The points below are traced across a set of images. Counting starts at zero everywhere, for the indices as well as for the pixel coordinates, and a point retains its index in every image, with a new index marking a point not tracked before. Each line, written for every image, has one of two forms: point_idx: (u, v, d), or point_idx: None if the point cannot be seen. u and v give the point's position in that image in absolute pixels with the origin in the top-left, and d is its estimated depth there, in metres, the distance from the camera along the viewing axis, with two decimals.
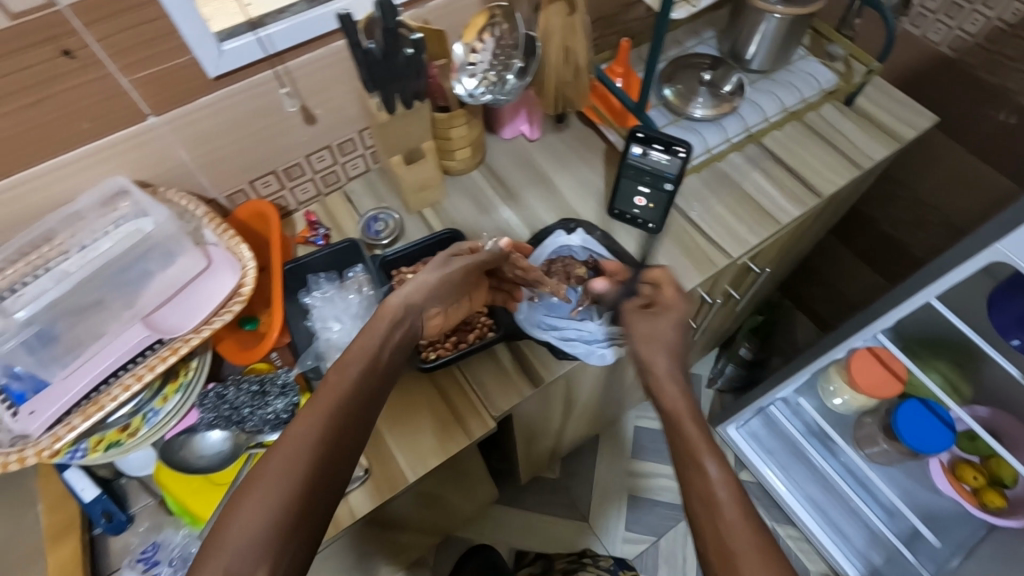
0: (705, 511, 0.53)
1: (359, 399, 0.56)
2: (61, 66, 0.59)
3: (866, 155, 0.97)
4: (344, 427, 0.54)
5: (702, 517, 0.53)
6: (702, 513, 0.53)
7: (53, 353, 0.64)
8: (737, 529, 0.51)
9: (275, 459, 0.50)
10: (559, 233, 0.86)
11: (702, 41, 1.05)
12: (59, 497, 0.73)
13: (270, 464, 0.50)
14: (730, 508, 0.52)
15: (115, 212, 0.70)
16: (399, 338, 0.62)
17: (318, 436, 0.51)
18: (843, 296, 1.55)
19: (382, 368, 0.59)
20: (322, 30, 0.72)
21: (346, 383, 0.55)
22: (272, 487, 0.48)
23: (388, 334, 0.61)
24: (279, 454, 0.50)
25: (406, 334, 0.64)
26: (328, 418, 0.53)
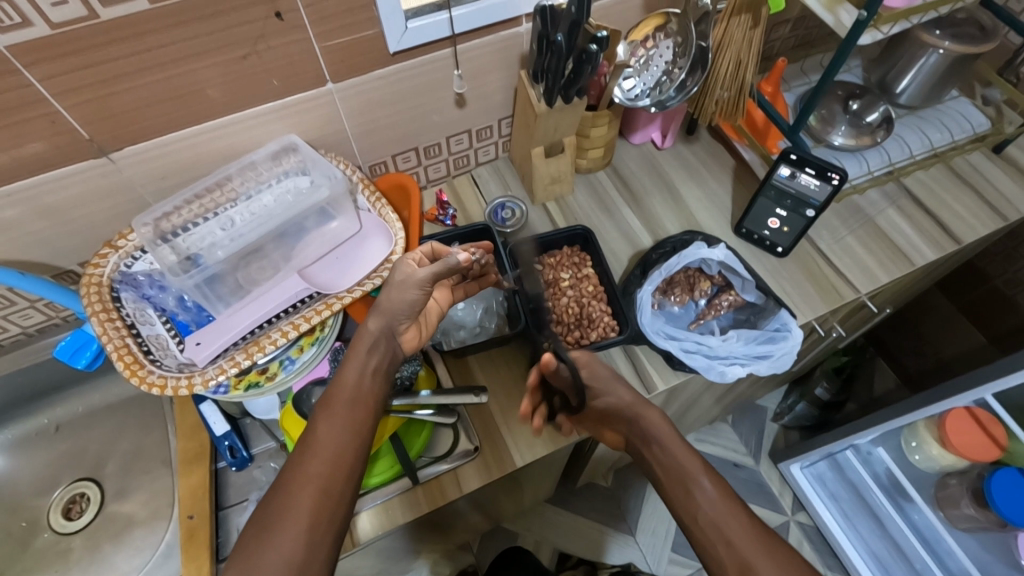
0: (728, 544, 0.59)
1: (351, 430, 0.58)
2: (271, 27, 0.63)
3: (1014, 207, 0.93)
4: (338, 461, 0.56)
5: (717, 545, 0.60)
6: (723, 548, 0.60)
7: (221, 292, 0.70)
8: (751, 552, 0.58)
9: (288, 509, 0.53)
10: (702, 247, 0.81)
11: (849, 69, 1.02)
12: (192, 427, 0.78)
13: (280, 514, 0.52)
14: (744, 532, 0.59)
15: (282, 167, 0.75)
16: (377, 363, 0.63)
17: (318, 468, 0.55)
18: (937, 351, 1.47)
19: (369, 393, 0.61)
20: (499, 16, 0.73)
21: (331, 419, 0.58)
22: (283, 536, 0.52)
23: (367, 361, 0.62)
24: (288, 500, 0.53)
25: (388, 354, 0.65)
26: (346, 443, 0.57)
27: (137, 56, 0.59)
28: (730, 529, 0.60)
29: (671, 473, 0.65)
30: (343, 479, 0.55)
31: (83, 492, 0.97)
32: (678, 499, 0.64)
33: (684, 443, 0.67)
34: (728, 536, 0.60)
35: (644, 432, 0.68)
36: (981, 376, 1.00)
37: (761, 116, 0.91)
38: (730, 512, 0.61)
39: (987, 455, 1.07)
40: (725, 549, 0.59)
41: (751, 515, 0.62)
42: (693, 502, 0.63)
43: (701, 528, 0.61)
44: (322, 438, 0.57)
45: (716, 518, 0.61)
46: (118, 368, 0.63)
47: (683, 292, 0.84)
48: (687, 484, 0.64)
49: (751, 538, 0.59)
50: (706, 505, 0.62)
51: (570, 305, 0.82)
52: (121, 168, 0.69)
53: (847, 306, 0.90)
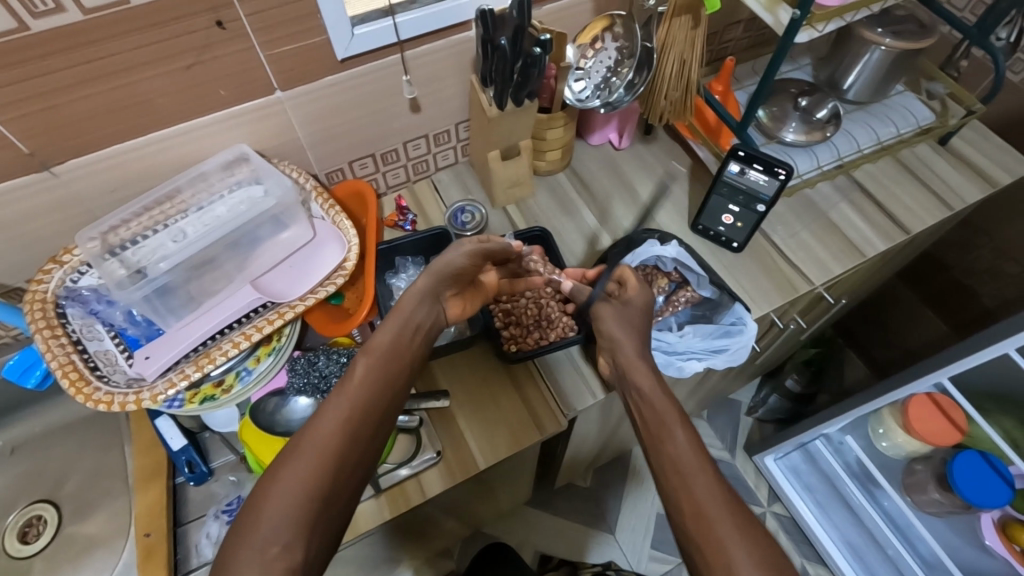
0: (693, 505, 0.54)
1: (384, 383, 0.57)
2: (214, 36, 0.62)
3: (960, 198, 0.96)
4: (361, 414, 0.54)
5: (682, 503, 0.55)
6: (687, 506, 0.55)
7: (171, 305, 0.69)
8: (716, 509, 0.54)
9: (294, 451, 0.51)
10: (653, 244, 0.82)
11: (799, 67, 1.05)
12: (148, 443, 0.77)
13: (288, 456, 0.51)
14: (713, 498, 0.54)
15: (232, 177, 0.74)
16: (418, 320, 0.62)
17: (334, 419, 0.53)
18: (900, 339, 1.51)
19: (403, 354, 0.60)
20: (449, 21, 0.74)
21: (362, 369, 0.56)
22: (291, 479, 0.50)
23: (405, 321, 0.61)
24: (299, 445, 0.51)
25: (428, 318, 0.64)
26: (361, 394, 0.55)
27: (76, 68, 0.58)
28: (700, 487, 0.55)
29: (649, 415, 0.61)
30: (366, 434, 0.54)
31: (41, 514, 0.95)
32: (653, 449, 0.59)
33: (670, 392, 0.62)
34: (700, 489, 0.55)
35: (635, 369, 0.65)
36: (938, 362, 1.03)
37: (712, 115, 0.92)
38: (701, 473, 0.56)
39: (948, 439, 1.10)
40: (690, 512, 0.54)
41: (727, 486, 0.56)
42: (668, 453, 0.58)
43: (668, 478, 0.57)
44: (344, 390, 0.55)
45: (685, 471, 0.56)
46: (63, 385, 0.63)
47: None
48: (664, 429, 0.59)
49: (721, 506, 0.54)
50: (681, 455, 0.57)
51: (530, 306, 0.82)
52: (65, 183, 0.67)
53: (804, 299, 0.91)
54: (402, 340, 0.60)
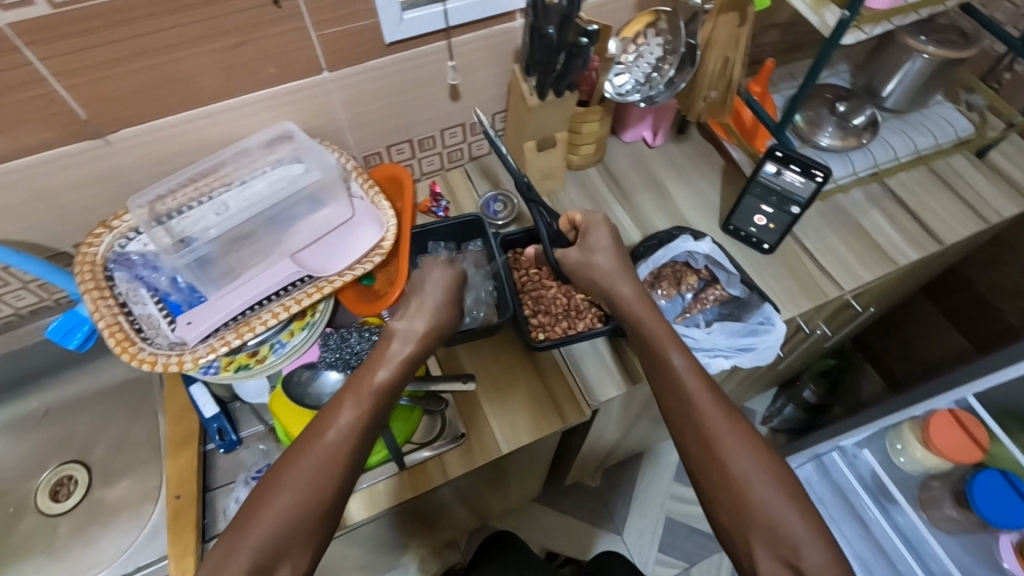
0: (695, 431, 0.61)
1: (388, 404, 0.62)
2: (268, 14, 0.64)
3: (994, 210, 0.95)
4: (366, 419, 0.59)
5: (684, 421, 0.62)
6: (687, 424, 0.62)
7: (212, 274, 0.71)
8: (752, 490, 0.57)
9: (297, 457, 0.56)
10: (687, 239, 0.84)
11: (836, 74, 1.05)
12: (180, 410, 0.78)
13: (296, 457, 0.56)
14: (712, 411, 0.61)
15: (275, 154, 0.76)
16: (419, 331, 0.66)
17: (343, 423, 0.58)
18: (922, 356, 1.49)
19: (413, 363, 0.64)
20: (493, 11, 0.75)
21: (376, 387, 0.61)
22: (297, 481, 0.55)
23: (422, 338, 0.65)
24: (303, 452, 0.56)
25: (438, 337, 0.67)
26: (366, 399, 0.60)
27: (135, 39, 0.61)
28: (702, 408, 0.61)
29: (644, 345, 0.67)
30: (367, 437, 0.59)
31: (71, 475, 0.97)
32: (653, 374, 0.66)
33: (667, 326, 0.67)
34: (730, 471, 0.58)
35: (649, 345, 0.66)
36: (965, 375, 1.03)
37: (750, 115, 0.93)
38: (701, 390, 0.62)
39: (971, 456, 1.08)
40: (688, 423, 0.62)
41: (731, 407, 0.62)
42: (667, 377, 0.64)
43: (668, 400, 0.64)
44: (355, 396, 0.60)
45: (684, 394, 0.62)
46: (111, 345, 0.64)
47: (672, 284, 0.86)
48: (660, 361, 0.65)
49: (717, 416, 0.61)
50: (681, 381, 0.63)
51: (557, 296, 0.83)
52: (117, 150, 0.70)
53: (831, 304, 0.91)
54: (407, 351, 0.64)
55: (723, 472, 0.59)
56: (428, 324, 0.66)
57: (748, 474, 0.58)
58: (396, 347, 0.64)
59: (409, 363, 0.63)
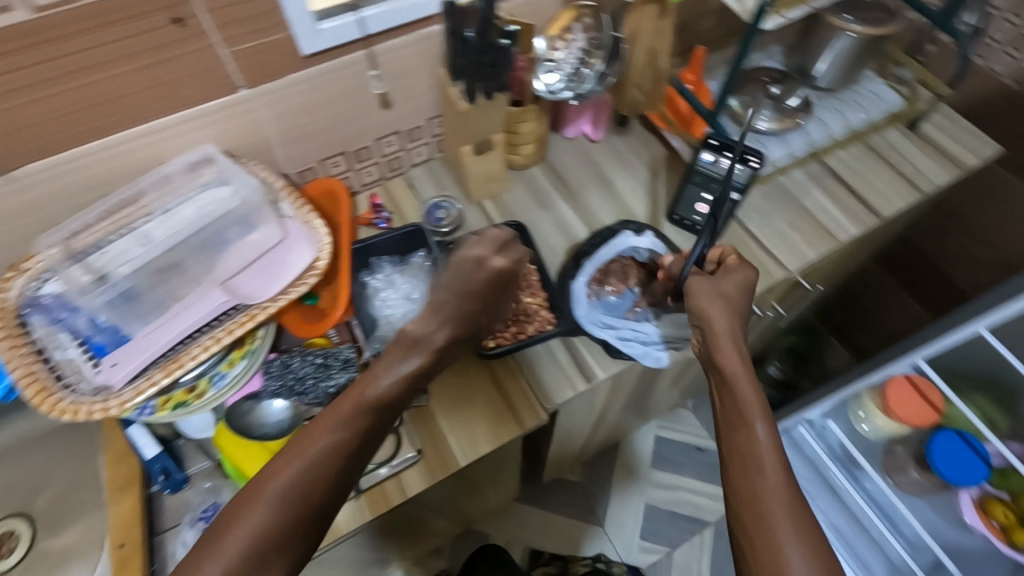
0: (751, 504, 0.57)
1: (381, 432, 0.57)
2: (172, 34, 0.61)
3: (928, 180, 0.97)
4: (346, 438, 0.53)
5: (742, 489, 0.59)
6: (744, 491, 0.58)
7: (136, 310, 0.67)
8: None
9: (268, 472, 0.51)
10: (629, 236, 0.87)
11: (770, 56, 1.06)
12: (120, 452, 0.75)
13: (266, 474, 0.51)
14: (773, 492, 0.57)
15: (199, 178, 0.72)
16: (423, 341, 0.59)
17: (322, 444, 0.52)
18: (883, 324, 1.52)
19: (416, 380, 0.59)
20: (415, 16, 0.73)
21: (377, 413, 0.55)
22: (260, 501, 0.50)
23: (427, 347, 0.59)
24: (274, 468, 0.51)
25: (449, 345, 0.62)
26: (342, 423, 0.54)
27: (35, 68, 0.57)
28: (761, 480, 0.58)
29: (727, 408, 0.64)
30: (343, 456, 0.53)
31: (14, 530, 0.92)
32: (726, 438, 0.63)
33: (757, 395, 0.64)
34: (777, 551, 0.54)
35: (734, 409, 0.64)
36: (922, 336, 1.05)
37: (685, 105, 0.92)
38: (773, 467, 0.59)
39: (927, 419, 1.11)
40: (744, 494, 0.58)
41: (790, 483, 0.58)
42: (740, 443, 0.61)
43: (732, 462, 0.61)
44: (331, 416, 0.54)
45: (751, 460, 0.59)
46: (27, 396, 0.62)
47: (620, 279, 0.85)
48: (738, 428, 0.62)
49: (777, 499, 0.57)
50: (752, 448, 0.60)
51: (506, 301, 0.81)
52: (24, 188, 0.65)
53: (782, 285, 0.92)
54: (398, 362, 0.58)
55: (772, 555, 0.54)
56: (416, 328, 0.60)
57: (796, 561, 0.53)
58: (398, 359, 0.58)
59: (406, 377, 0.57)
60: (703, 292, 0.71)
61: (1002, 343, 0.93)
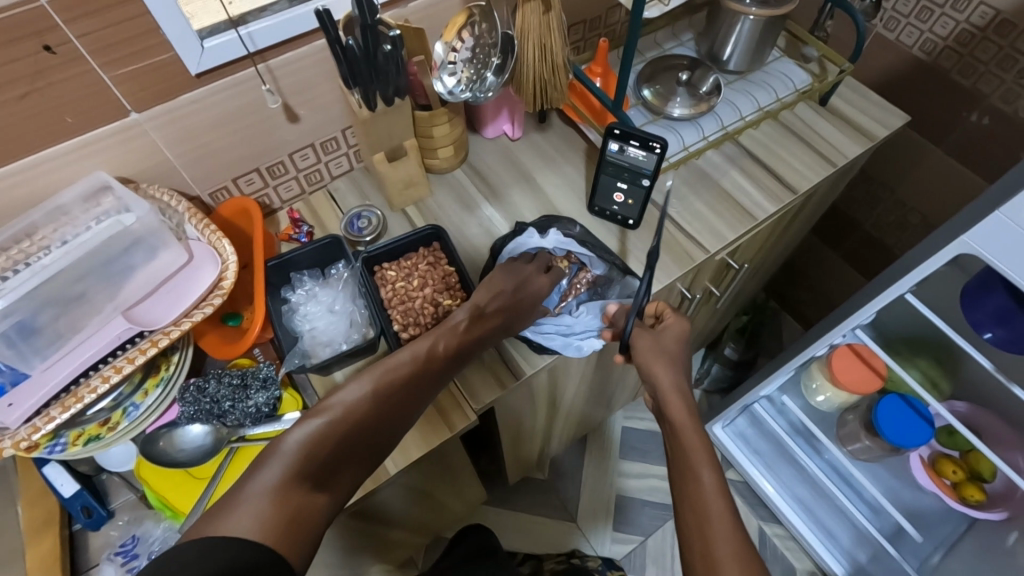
0: (703, 549, 0.59)
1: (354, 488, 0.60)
2: (45, 62, 0.60)
3: (841, 153, 0.99)
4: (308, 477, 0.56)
5: (695, 537, 0.60)
6: (696, 538, 0.60)
7: (32, 347, 0.65)
8: None
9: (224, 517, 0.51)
10: (530, 234, 0.84)
11: (682, 43, 1.08)
12: (38, 493, 0.73)
13: (226, 518, 0.51)
14: (721, 537, 0.59)
15: (97, 207, 0.71)
16: (377, 386, 0.64)
17: (277, 477, 0.54)
18: (827, 293, 1.57)
19: (380, 426, 0.63)
20: (305, 27, 0.73)
21: (324, 470, 0.57)
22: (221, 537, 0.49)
23: (388, 392, 0.64)
24: (229, 511, 0.51)
25: (413, 390, 0.66)
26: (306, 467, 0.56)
27: None
28: (712, 530, 0.60)
29: (678, 460, 0.66)
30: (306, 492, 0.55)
31: None
32: (676, 486, 0.65)
33: (703, 440, 0.67)
34: None
35: (681, 457, 0.66)
36: (844, 315, 1.06)
37: (596, 101, 0.94)
38: (719, 509, 0.61)
39: (871, 386, 1.13)
40: (697, 538, 0.60)
41: (739, 525, 0.60)
42: (687, 489, 0.63)
43: (683, 512, 0.62)
44: (306, 456, 0.57)
45: (702, 509, 0.61)
46: None
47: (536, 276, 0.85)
48: (688, 476, 0.64)
49: (726, 544, 0.58)
50: (703, 497, 0.62)
51: (426, 305, 0.81)
52: None
53: (709, 266, 0.95)
54: (369, 406, 0.62)
55: None
56: (400, 371, 0.66)
57: None
58: (358, 396, 0.62)
59: (362, 418, 0.61)
60: (648, 350, 0.73)
61: (929, 308, 0.95)
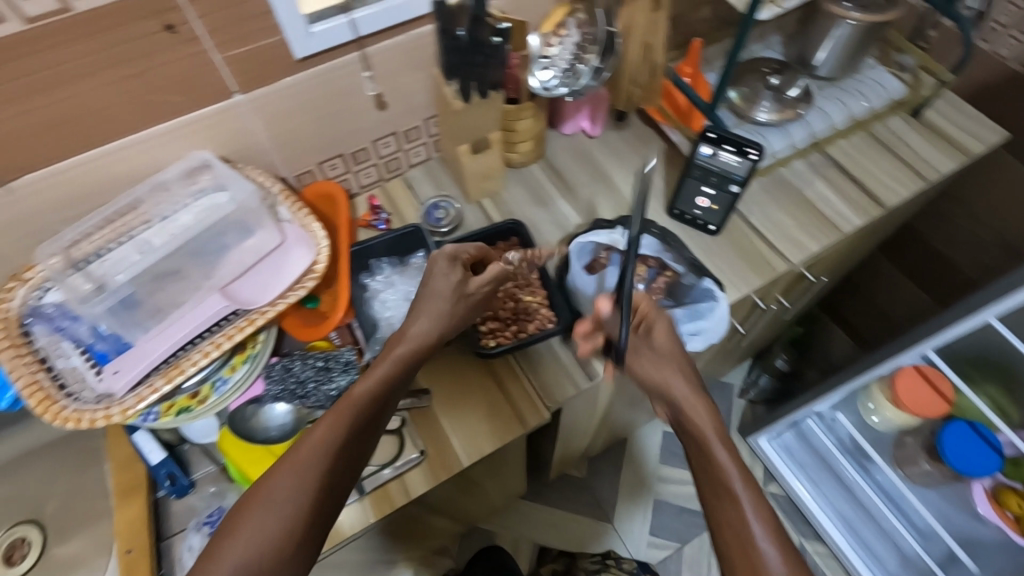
0: (736, 532, 0.57)
1: None
2: (163, 41, 0.61)
3: (933, 168, 0.95)
4: None
5: (726, 530, 0.58)
6: (728, 530, 0.58)
7: (135, 318, 0.68)
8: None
9: None
10: (612, 231, 0.82)
11: (769, 46, 1.04)
12: (126, 458, 0.76)
13: None
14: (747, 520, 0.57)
15: (195, 185, 0.73)
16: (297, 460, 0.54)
17: None
18: (883, 312, 1.51)
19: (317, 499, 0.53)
20: (407, 16, 0.73)
21: None
22: None
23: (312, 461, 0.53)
24: None
25: (348, 448, 0.56)
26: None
27: (23, 78, 0.56)
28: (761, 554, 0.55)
29: (708, 481, 0.61)
30: None
31: (24, 536, 0.93)
32: (701, 475, 0.62)
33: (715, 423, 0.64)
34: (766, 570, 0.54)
35: (697, 450, 0.62)
36: (918, 335, 1.01)
37: (684, 99, 0.92)
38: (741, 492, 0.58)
39: (936, 409, 1.08)
40: (726, 528, 0.58)
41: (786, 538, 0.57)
42: (709, 479, 0.60)
43: (725, 538, 0.58)
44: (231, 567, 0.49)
45: (744, 533, 0.56)
46: (30, 405, 0.63)
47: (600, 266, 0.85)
48: (723, 499, 0.59)
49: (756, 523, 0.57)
50: (727, 485, 0.59)
51: (505, 299, 0.81)
52: (23, 198, 0.65)
53: (785, 278, 0.91)
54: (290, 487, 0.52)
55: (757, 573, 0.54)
56: (326, 429, 0.55)
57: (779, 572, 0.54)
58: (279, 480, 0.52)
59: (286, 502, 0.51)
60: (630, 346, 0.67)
61: (1013, 334, 0.91)
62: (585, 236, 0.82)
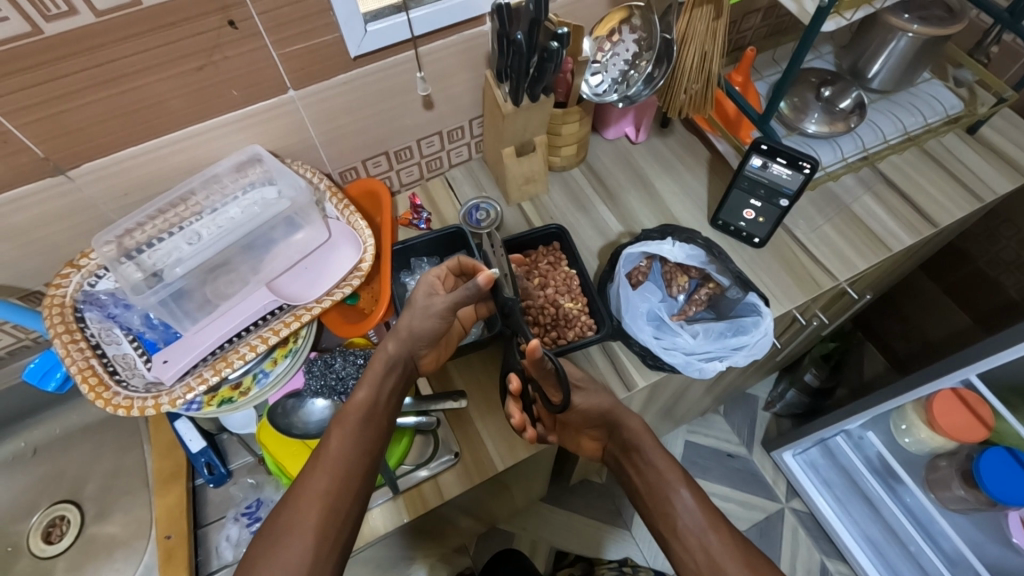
0: (670, 516, 0.64)
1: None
2: (225, 36, 0.61)
3: (988, 188, 0.93)
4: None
5: (662, 517, 0.64)
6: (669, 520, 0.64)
7: (185, 309, 0.69)
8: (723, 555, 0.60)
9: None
10: (661, 242, 0.81)
11: (821, 56, 1.02)
12: (167, 445, 0.77)
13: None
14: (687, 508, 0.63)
15: (245, 179, 0.74)
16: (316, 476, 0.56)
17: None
18: (922, 331, 1.47)
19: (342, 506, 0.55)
20: (462, 16, 0.72)
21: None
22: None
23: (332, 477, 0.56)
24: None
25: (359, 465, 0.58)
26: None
27: (90, 70, 0.57)
28: (716, 553, 0.60)
29: (653, 489, 0.66)
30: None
31: (63, 514, 0.95)
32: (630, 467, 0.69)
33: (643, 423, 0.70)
34: (707, 547, 0.61)
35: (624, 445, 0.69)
36: (962, 359, 0.97)
37: (732, 107, 0.90)
38: (676, 477, 0.65)
39: (974, 434, 1.05)
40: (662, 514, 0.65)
41: (733, 533, 0.62)
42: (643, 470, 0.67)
43: (681, 542, 0.62)
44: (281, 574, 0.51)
45: (699, 534, 0.61)
46: (84, 391, 0.64)
47: (643, 275, 0.84)
48: (671, 503, 0.64)
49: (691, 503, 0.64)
50: (662, 478, 0.66)
51: (546, 305, 0.80)
52: (80, 186, 0.67)
53: (827, 294, 0.89)
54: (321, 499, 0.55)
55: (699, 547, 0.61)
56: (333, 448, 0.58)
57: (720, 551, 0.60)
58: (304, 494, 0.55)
59: (318, 513, 0.54)
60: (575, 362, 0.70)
61: None
62: (633, 244, 0.81)
